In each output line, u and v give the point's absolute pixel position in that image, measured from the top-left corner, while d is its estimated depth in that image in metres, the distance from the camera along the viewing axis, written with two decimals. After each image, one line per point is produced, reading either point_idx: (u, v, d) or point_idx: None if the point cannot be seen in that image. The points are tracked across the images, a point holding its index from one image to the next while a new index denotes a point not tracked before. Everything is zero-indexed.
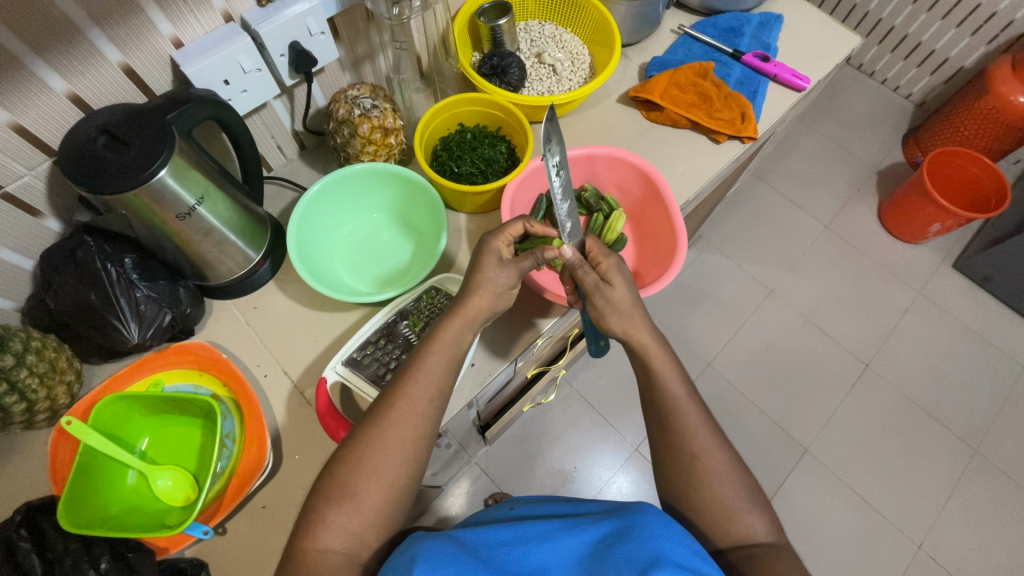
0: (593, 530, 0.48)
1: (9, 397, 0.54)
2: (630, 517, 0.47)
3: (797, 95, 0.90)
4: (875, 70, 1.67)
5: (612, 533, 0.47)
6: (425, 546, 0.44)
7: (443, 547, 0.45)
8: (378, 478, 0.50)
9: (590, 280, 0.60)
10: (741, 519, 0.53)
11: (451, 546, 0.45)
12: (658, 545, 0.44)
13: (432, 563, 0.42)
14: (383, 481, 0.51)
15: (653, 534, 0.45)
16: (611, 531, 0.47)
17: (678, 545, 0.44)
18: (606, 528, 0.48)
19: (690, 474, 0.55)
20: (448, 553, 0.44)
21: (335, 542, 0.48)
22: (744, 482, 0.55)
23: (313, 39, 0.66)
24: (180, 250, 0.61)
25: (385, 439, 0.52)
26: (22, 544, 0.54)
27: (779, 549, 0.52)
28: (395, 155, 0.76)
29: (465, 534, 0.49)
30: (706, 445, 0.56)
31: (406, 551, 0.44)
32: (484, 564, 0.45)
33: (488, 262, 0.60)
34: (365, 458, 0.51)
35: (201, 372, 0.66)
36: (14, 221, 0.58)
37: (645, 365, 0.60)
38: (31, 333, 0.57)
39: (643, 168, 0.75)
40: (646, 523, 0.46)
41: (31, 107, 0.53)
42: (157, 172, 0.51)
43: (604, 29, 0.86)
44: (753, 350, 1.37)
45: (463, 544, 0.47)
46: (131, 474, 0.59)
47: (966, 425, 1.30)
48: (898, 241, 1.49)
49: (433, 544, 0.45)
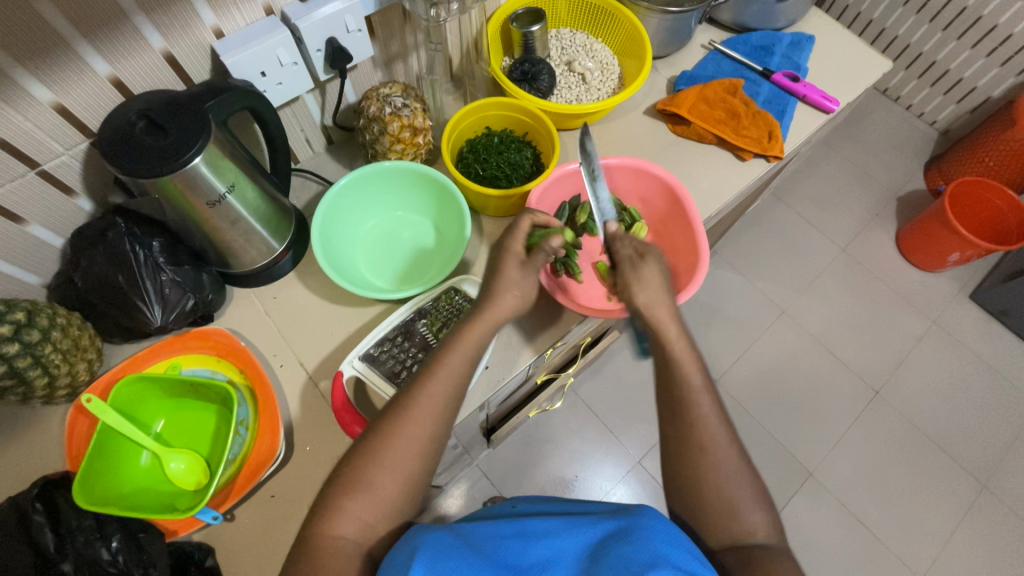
0: (594, 530, 0.48)
1: (33, 371, 0.54)
2: (630, 519, 0.47)
3: (824, 117, 0.89)
4: (900, 95, 1.66)
5: (611, 535, 0.46)
6: (425, 538, 0.44)
7: (445, 539, 0.44)
8: (387, 463, 0.50)
9: (624, 253, 0.63)
10: (748, 519, 0.53)
11: (452, 539, 0.45)
12: (656, 547, 0.43)
13: (432, 557, 0.42)
14: (395, 467, 0.50)
15: (651, 536, 0.44)
16: (610, 532, 0.47)
17: (676, 547, 0.44)
18: (606, 529, 0.47)
19: (701, 474, 0.54)
20: (449, 545, 0.44)
21: (356, 521, 0.48)
22: (755, 477, 0.55)
23: (350, 36, 0.67)
24: (208, 237, 0.62)
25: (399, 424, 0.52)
26: (36, 516, 0.54)
27: (782, 553, 0.52)
28: (422, 155, 0.76)
29: (468, 527, 0.49)
30: (728, 436, 0.55)
31: (409, 541, 0.44)
32: (482, 557, 0.44)
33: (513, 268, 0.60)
34: (374, 443, 0.51)
35: (218, 358, 0.67)
36: (46, 198, 0.59)
37: (682, 348, 0.58)
38: (57, 310, 0.58)
39: (669, 181, 0.75)
40: (646, 527, 0.46)
41: (73, 87, 0.54)
42: (191, 160, 0.51)
43: (636, 41, 0.86)
44: (761, 369, 1.36)
45: (465, 536, 0.46)
46: (144, 455, 0.60)
47: (975, 458, 1.28)
48: (914, 269, 1.48)
49: (434, 536, 0.44)
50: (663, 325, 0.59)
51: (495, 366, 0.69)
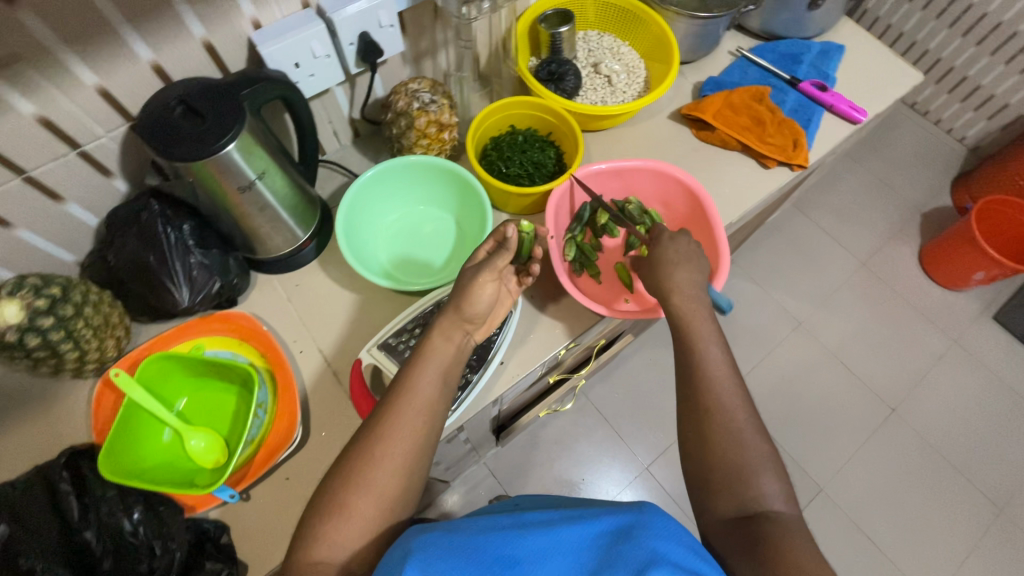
0: (595, 524, 0.46)
1: (64, 344, 0.56)
2: (632, 516, 0.46)
3: (851, 128, 0.88)
4: (929, 109, 1.64)
5: (614, 532, 0.45)
6: (419, 540, 0.43)
7: (439, 540, 0.43)
8: (397, 453, 0.50)
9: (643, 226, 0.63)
10: (761, 484, 0.51)
11: (447, 539, 0.44)
12: (656, 545, 0.43)
13: (426, 560, 0.41)
14: (405, 445, 0.51)
15: (651, 534, 0.44)
16: (612, 529, 0.45)
17: (675, 544, 0.43)
18: (608, 525, 0.46)
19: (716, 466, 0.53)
20: (445, 544, 0.43)
21: (369, 503, 0.48)
22: (772, 449, 0.53)
23: (382, 31, 0.69)
24: (237, 222, 0.64)
25: (413, 404, 0.53)
26: (62, 485, 0.56)
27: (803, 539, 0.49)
28: (446, 150, 0.77)
29: (466, 521, 0.48)
30: (745, 411, 0.55)
31: (402, 545, 0.43)
32: (479, 553, 0.42)
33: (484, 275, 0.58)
34: (384, 427, 0.51)
35: (240, 341, 0.68)
36: (85, 178, 0.61)
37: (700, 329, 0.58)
38: (90, 287, 0.60)
39: (691, 185, 0.75)
40: (647, 526, 0.45)
41: (117, 71, 0.56)
42: (226, 146, 0.53)
43: (663, 45, 0.86)
44: (774, 381, 1.35)
45: (461, 532, 0.45)
46: (166, 431, 0.61)
47: (993, 483, 1.25)
48: (937, 286, 1.45)
49: (429, 537, 0.43)
50: (691, 324, 0.59)
51: (509, 362, 0.70)
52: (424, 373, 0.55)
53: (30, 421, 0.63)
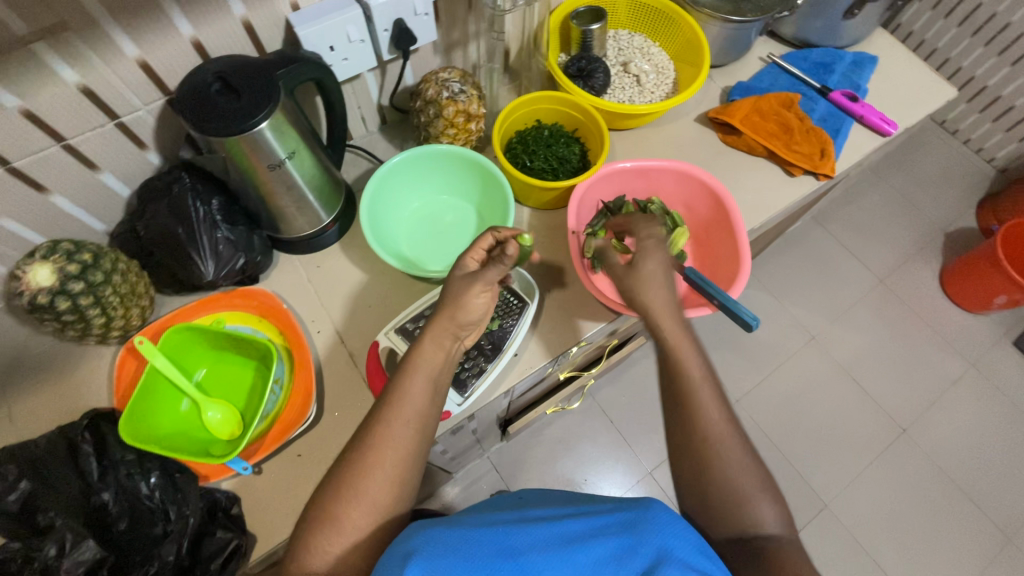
0: (600, 518, 0.45)
1: (92, 310, 0.57)
2: (637, 511, 0.45)
3: (881, 140, 0.87)
4: (959, 128, 1.61)
5: (619, 525, 0.44)
6: (421, 537, 0.41)
7: (442, 536, 0.42)
8: (408, 427, 0.52)
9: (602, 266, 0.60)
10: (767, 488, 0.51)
11: (449, 534, 0.42)
12: (662, 544, 0.43)
13: (429, 559, 0.39)
14: (415, 422, 0.53)
15: (657, 533, 0.43)
16: (617, 522, 0.44)
17: (682, 542, 0.43)
18: (613, 518, 0.45)
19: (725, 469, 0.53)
20: (449, 540, 0.41)
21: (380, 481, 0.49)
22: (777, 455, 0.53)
23: (417, 19, 0.69)
24: (264, 200, 0.65)
25: (423, 383, 0.54)
26: (84, 446, 0.57)
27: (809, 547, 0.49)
28: (472, 141, 0.78)
29: (469, 517, 0.47)
30: None
31: (404, 544, 0.41)
32: (482, 548, 0.41)
33: (475, 285, 0.56)
34: (397, 408, 0.52)
35: (260, 317, 0.70)
36: (120, 149, 0.63)
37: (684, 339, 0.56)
38: (119, 256, 0.61)
39: (716, 189, 0.75)
40: (652, 522, 0.44)
41: (158, 44, 0.57)
42: (259, 124, 0.54)
43: (694, 47, 0.85)
44: (784, 394, 1.34)
45: (463, 526, 0.44)
46: (185, 401, 0.63)
47: (1004, 513, 1.23)
48: (957, 308, 1.43)
49: (431, 534, 0.42)
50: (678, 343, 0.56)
51: (522, 355, 0.70)
52: (438, 355, 0.56)
53: (54, 384, 0.65)
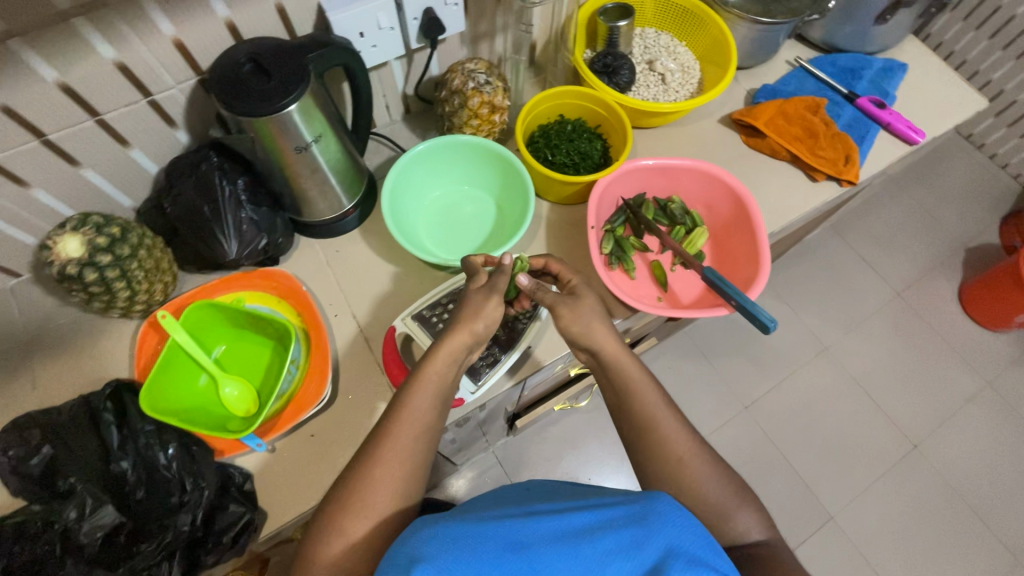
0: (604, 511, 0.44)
1: (118, 282, 0.59)
2: (642, 504, 0.44)
3: (907, 149, 0.86)
4: (985, 142, 1.58)
5: (623, 518, 0.43)
6: (425, 537, 0.41)
7: (444, 535, 0.41)
8: (420, 411, 0.53)
9: (549, 299, 0.60)
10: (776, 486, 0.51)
11: (452, 531, 0.41)
12: (670, 538, 0.41)
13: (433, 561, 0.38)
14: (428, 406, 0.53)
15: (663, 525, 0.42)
16: (623, 514, 0.43)
17: (690, 535, 0.42)
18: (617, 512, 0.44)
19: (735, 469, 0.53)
20: (452, 539, 0.40)
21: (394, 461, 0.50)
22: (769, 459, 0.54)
23: (446, 8, 0.70)
24: (289, 183, 0.66)
25: (436, 369, 0.55)
26: (106, 415, 0.58)
27: None
28: (495, 133, 0.78)
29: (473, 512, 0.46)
30: None
31: (409, 544, 0.41)
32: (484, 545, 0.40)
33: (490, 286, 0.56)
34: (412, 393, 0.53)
35: (279, 299, 0.70)
36: (151, 126, 0.64)
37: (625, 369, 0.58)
38: (145, 232, 0.62)
39: (739, 191, 0.74)
40: (659, 514, 0.43)
41: (194, 24, 0.58)
42: (288, 106, 0.54)
43: (721, 47, 0.85)
44: (794, 403, 1.32)
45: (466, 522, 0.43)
46: (203, 376, 0.64)
47: (1014, 534, 1.21)
48: (974, 325, 1.41)
49: (434, 533, 0.41)
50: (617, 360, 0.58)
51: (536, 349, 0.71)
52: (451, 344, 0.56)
53: (77, 354, 0.66)
